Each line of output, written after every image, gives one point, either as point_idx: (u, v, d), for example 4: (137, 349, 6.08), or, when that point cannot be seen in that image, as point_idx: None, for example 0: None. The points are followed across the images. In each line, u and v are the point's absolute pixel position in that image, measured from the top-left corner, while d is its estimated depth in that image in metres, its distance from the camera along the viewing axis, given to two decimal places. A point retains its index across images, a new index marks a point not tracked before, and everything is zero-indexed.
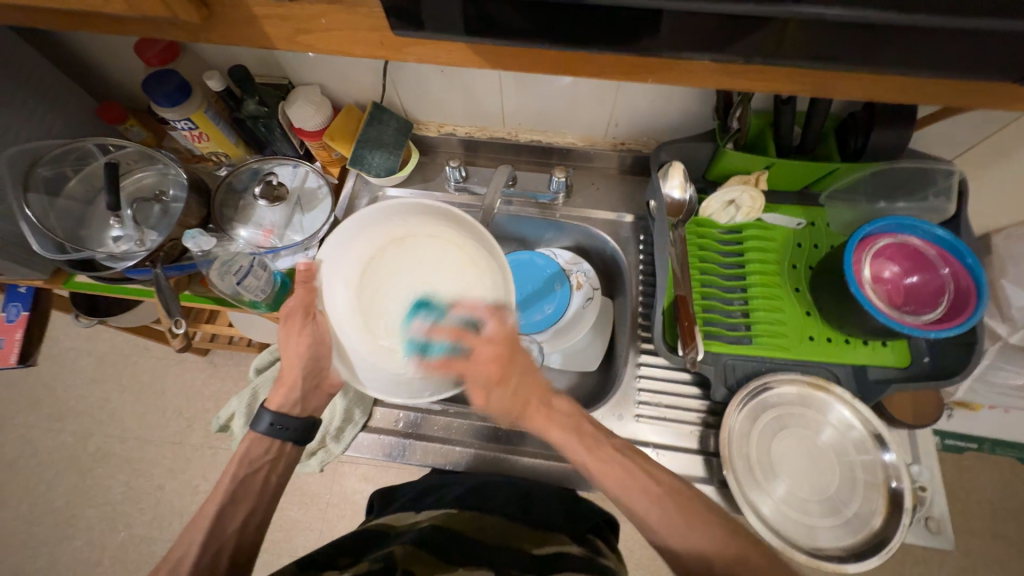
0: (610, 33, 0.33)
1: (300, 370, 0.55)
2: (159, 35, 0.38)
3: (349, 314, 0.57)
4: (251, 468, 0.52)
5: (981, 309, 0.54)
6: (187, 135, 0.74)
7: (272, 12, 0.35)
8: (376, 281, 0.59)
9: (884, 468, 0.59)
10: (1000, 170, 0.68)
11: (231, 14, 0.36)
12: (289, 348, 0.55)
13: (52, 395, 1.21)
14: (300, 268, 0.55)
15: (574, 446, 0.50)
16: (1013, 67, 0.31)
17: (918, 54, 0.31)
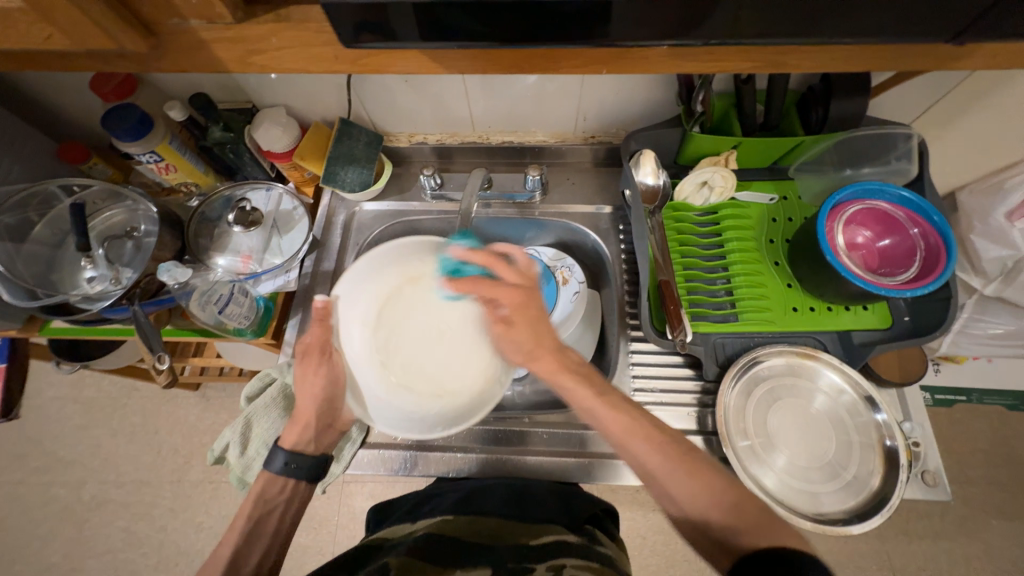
0: (562, 28, 0.33)
1: (315, 411, 0.54)
2: (109, 68, 0.38)
3: (367, 353, 0.52)
4: (265, 509, 0.51)
5: (952, 265, 0.55)
6: (153, 168, 0.72)
7: (221, 35, 0.35)
8: (396, 317, 0.54)
9: (878, 428, 0.60)
10: (956, 129, 0.71)
11: (182, 41, 0.36)
12: (303, 389, 0.53)
13: (40, 448, 1.17)
14: (316, 307, 0.50)
15: (580, 391, 0.49)
16: (949, 26, 0.32)
17: (856, 23, 0.32)
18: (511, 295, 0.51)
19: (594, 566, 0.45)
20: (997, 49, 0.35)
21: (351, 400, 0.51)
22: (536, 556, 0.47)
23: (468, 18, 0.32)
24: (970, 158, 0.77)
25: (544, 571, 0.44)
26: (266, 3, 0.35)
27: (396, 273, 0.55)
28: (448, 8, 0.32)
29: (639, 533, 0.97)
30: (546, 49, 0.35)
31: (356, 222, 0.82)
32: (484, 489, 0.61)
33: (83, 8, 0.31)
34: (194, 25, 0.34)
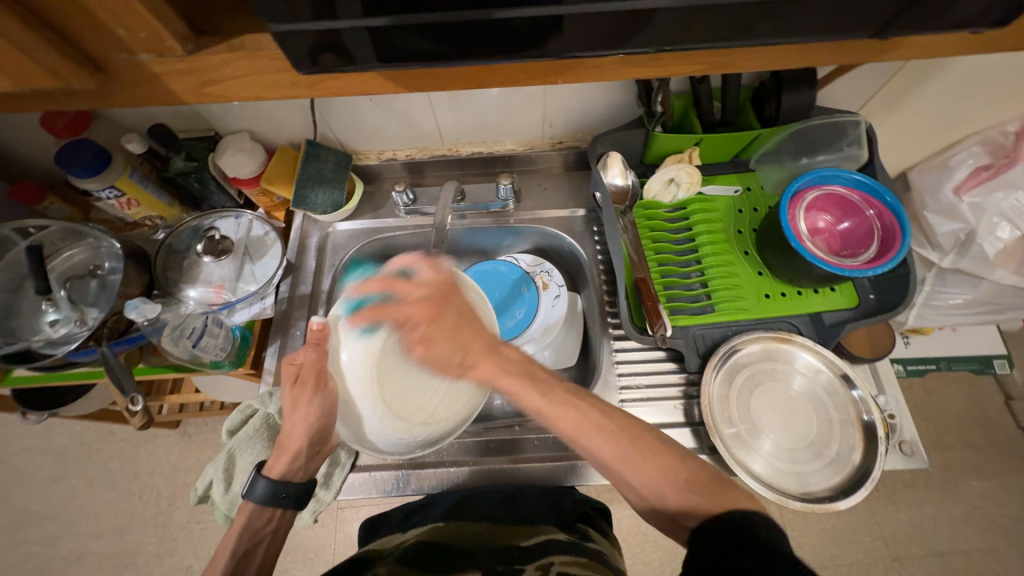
0: (513, 42, 0.34)
1: (305, 440, 0.53)
2: (56, 106, 0.36)
3: (359, 380, 0.54)
4: (251, 542, 0.50)
5: (908, 243, 0.58)
6: (114, 204, 0.70)
7: (173, 68, 0.34)
8: (385, 352, 0.55)
9: (854, 404, 0.63)
10: (901, 113, 0.75)
11: (131, 76, 0.35)
12: (293, 418, 0.52)
13: (10, 505, 1.11)
14: (314, 329, 0.52)
15: (524, 395, 0.47)
16: (871, 22, 0.34)
17: (794, 24, 0.34)
18: (417, 309, 0.54)
19: (583, 561, 0.46)
20: (922, 40, 0.37)
21: (341, 425, 0.53)
22: (525, 558, 0.47)
23: (422, 39, 0.33)
24: (916, 139, 0.82)
25: (533, 572, 0.44)
26: (217, 33, 0.35)
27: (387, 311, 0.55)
28: (402, 28, 0.32)
29: (639, 529, 0.97)
30: (503, 63, 0.36)
31: (330, 243, 0.81)
32: (478, 499, 0.60)
33: (25, 49, 0.30)
34: (144, 59, 0.34)
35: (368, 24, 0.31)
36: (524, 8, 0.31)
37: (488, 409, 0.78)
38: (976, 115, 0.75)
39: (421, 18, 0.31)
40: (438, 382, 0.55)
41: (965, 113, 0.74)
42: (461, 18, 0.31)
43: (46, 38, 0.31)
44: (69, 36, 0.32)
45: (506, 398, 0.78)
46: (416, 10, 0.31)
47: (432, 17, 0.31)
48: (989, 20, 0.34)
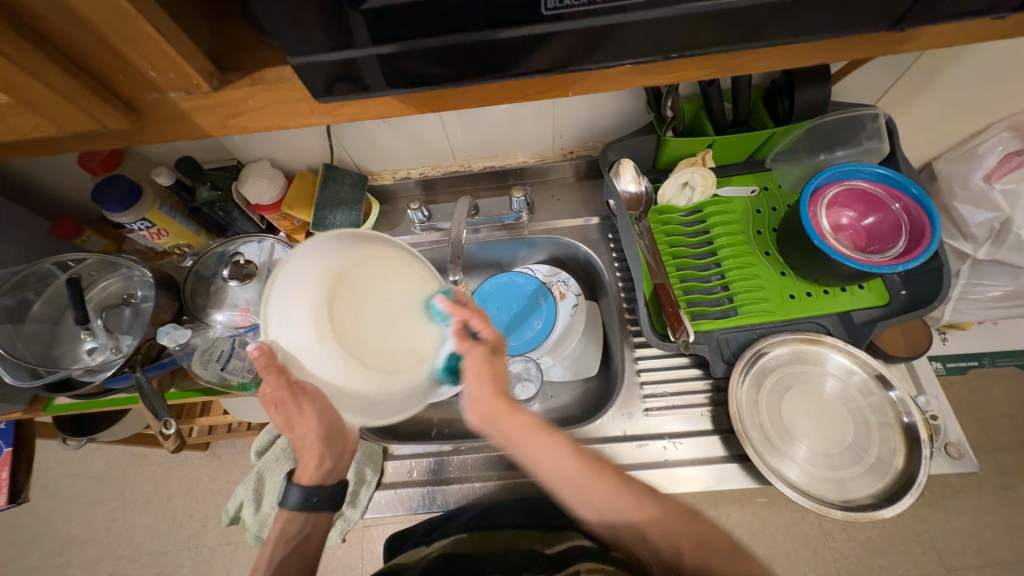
0: (521, 58, 0.34)
1: (317, 445, 0.52)
2: (93, 146, 0.38)
3: (337, 364, 0.41)
4: (287, 546, 0.51)
5: (939, 235, 0.56)
6: (145, 235, 0.74)
7: (200, 104, 0.36)
8: (339, 322, 0.42)
9: (892, 405, 0.60)
10: (922, 103, 0.73)
11: (160, 114, 0.37)
12: (297, 433, 0.51)
13: (54, 529, 1.15)
14: (253, 356, 0.43)
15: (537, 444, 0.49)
16: (885, 15, 0.33)
17: (813, 22, 0.33)
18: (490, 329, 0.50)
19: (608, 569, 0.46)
20: (942, 28, 0.36)
21: (354, 414, 0.44)
22: (548, 566, 0.48)
23: (433, 63, 0.34)
24: (940, 129, 0.79)
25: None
26: (239, 68, 0.37)
27: (311, 278, 0.42)
28: (413, 54, 0.33)
29: None
30: (511, 81, 0.37)
31: None
32: (498, 508, 0.60)
33: (66, 95, 0.32)
34: (173, 97, 0.36)
35: (378, 52, 0.32)
36: (532, 26, 0.32)
37: None
38: (1004, 100, 0.72)
39: (430, 42, 0.32)
40: (411, 315, 0.46)
41: (991, 98, 0.72)
42: (471, 39, 0.32)
43: (85, 85, 0.33)
44: (105, 80, 0.34)
45: (529, 410, 0.77)
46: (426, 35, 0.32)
47: (442, 41, 0.32)
48: (1013, 4, 0.33)
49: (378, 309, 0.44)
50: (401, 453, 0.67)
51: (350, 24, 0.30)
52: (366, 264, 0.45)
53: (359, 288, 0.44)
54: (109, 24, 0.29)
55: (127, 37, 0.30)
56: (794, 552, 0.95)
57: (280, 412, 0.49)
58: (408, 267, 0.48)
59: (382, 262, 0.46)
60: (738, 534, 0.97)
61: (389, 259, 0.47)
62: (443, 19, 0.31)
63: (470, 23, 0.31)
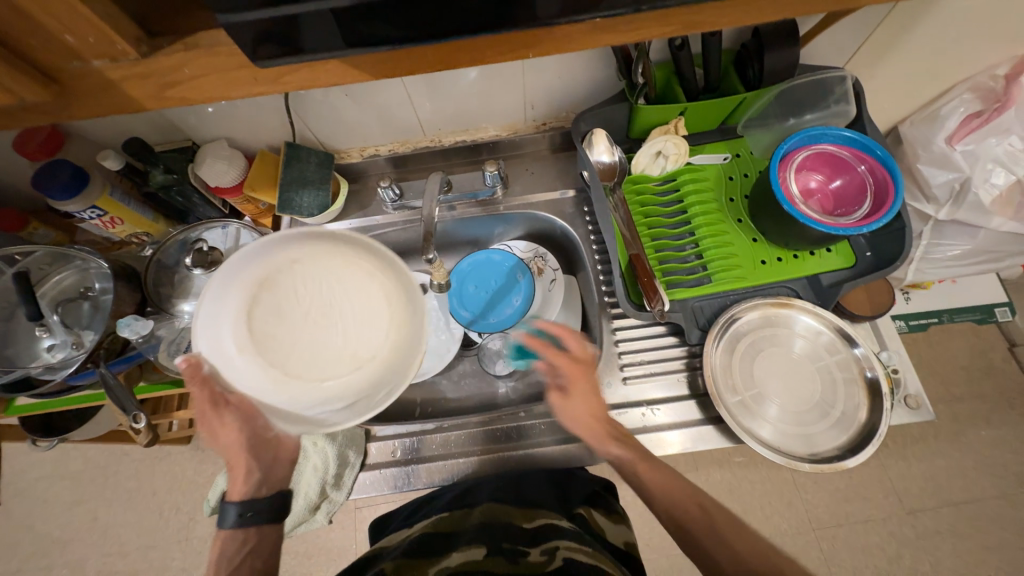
0: (476, 17, 0.33)
1: (246, 455, 0.49)
2: (15, 125, 0.35)
3: (261, 373, 0.42)
4: (230, 568, 0.46)
5: (900, 196, 0.57)
6: (97, 224, 0.70)
7: (129, 73, 0.33)
8: (269, 327, 0.43)
9: (857, 361, 0.62)
10: (888, 65, 0.73)
11: (87, 86, 0.34)
12: (222, 444, 0.49)
13: (34, 532, 1.13)
14: (182, 367, 0.44)
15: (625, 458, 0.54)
16: None
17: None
18: (570, 368, 0.57)
19: (588, 549, 0.48)
20: None
21: (284, 422, 0.43)
22: (529, 539, 0.50)
23: (395, 18, 0.32)
24: (905, 90, 0.80)
25: (538, 555, 0.47)
26: (171, 33, 0.34)
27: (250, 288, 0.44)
28: (367, 10, 0.31)
29: None
30: (479, 40, 0.35)
31: None
32: (480, 486, 0.61)
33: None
34: (98, 67, 0.32)
35: (332, 6, 0.30)
36: None
37: (494, 398, 0.78)
38: (966, 60, 0.74)
39: None
40: (344, 316, 0.44)
41: (955, 57, 0.73)
42: None
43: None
44: (17, 48, 0.30)
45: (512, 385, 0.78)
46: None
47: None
48: None
49: (308, 313, 0.44)
50: (384, 434, 0.67)
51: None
52: (294, 267, 0.45)
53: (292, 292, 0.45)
54: None
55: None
56: (768, 505, 1.00)
57: (202, 425, 0.48)
58: (340, 263, 0.45)
59: (311, 263, 0.45)
60: (716, 491, 1.01)
61: (321, 257, 0.45)
62: None
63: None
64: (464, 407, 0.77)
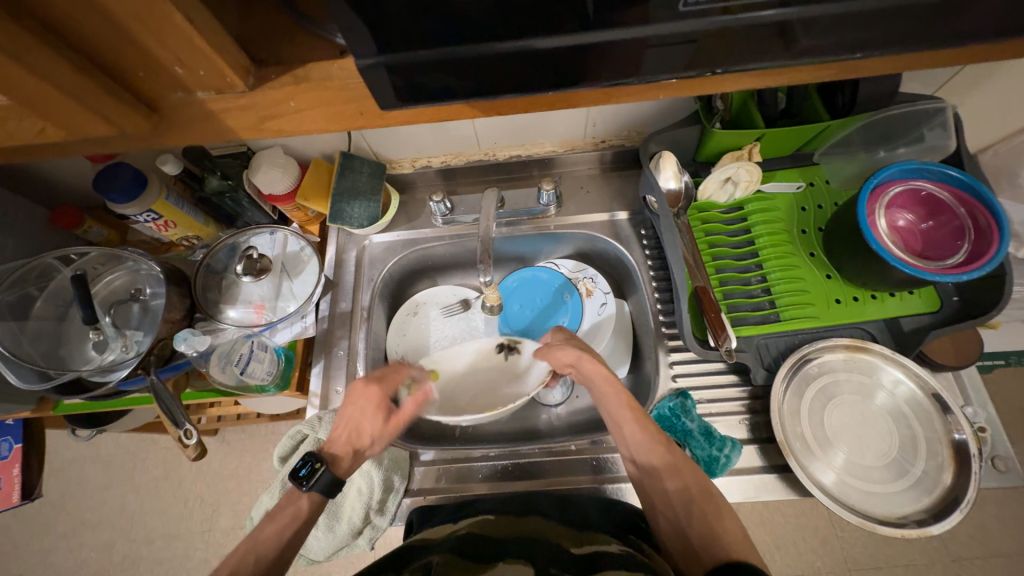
0: (607, 70, 0.30)
1: (354, 426, 0.58)
2: (105, 151, 0.33)
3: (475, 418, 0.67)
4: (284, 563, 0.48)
5: (1005, 246, 0.51)
6: (151, 226, 0.69)
7: (233, 105, 0.31)
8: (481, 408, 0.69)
9: (944, 420, 0.58)
10: (986, 96, 0.68)
11: (185, 115, 0.32)
12: (349, 408, 0.58)
13: (65, 513, 1.15)
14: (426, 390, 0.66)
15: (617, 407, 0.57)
16: None
17: (1004, 15, 0.27)
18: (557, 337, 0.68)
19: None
20: None
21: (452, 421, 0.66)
22: (578, 566, 0.45)
23: (523, 70, 0.29)
24: (997, 122, 0.74)
25: None
26: (278, 63, 0.31)
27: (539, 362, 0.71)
28: (493, 60, 0.28)
29: None
30: (604, 88, 0.32)
31: (367, 256, 0.79)
32: (528, 498, 0.58)
33: (80, 100, 0.27)
34: (201, 97, 0.31)
35: (461, 53, 0.28)
36: (627, 29, 0.27)
37: (536, 425, 0.75)
38: None
39: (518, 45, 0.28)
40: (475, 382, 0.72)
41: None
42: (553, 45, 0.28)
43: (100, 83, 0.28)
44: (124, 80, 0.29)
45: (554, 412, 0.75)
46: (524, 36, 0.27)
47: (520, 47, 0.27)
48: None
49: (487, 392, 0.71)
50: (429, 458, 0.66)
51: (439, 15, 0.25)
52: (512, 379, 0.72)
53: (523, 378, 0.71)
54: (130, 11, 0.24)
55: (150, 27, 0.25)
56: (801, 541, 0.93)
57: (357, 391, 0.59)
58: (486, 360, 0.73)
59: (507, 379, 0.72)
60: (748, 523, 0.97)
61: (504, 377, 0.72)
62: (531, 19, 0.26)
63: (577, 20, 0.27)
64: (504, 429, 0.75)
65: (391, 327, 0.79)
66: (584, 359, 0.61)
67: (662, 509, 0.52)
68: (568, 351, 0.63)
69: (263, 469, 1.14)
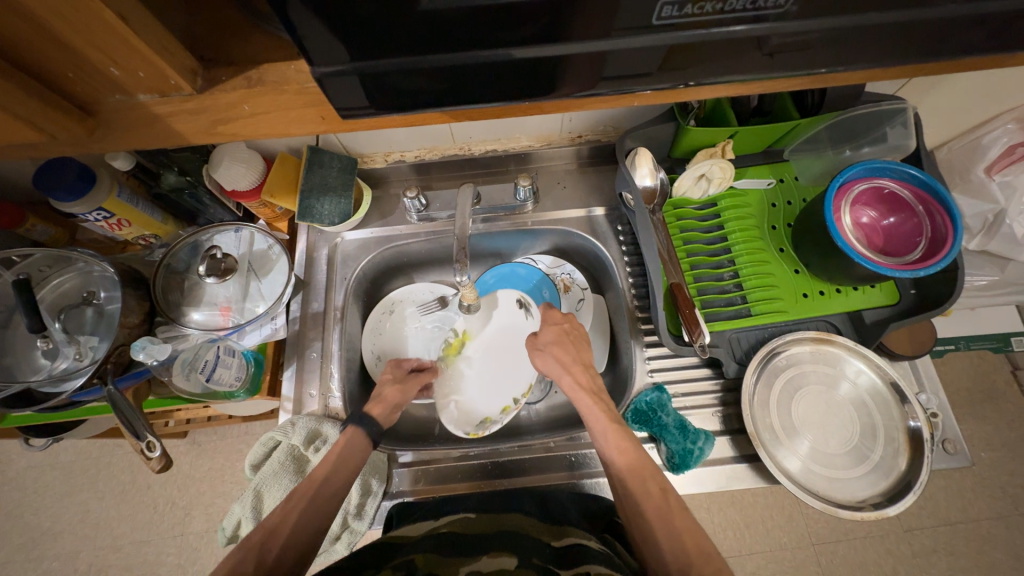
0: (579, 79, 0.29)
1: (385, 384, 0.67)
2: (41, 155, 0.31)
3: (480, 407, 0.68)
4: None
5: (959, 242, 0.54)
6: (103, 225, 0.64)
7: (180, 109, 0.29)
8: (490, 400, 0.69)
9: (901, 408, 0.61)
10: (942, 97, 0.70)
11: (130, 117, 0.30)
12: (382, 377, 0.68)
13: (23, 523, 1.09)
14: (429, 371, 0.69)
15: (604, 440, 0.57)
16: (997, 41, 0.29)
17: (964, 36, 0.28)
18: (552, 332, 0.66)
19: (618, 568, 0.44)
20: None
21: (463, 414, 0.67)
22: (560, 561, 0.46)
23: (494, 80, 0.28)
24: (951, 121, 0.78)
25: None
26: (229, 64, 0.29)
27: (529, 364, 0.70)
28: (464, 71, 0.27)
29: None
30: (577, 97, 0.31)
31: (340, 254, 0.77)
32: (509, 496, 0.59)
33: (2, 105, 0.25)
34: (143, 100, 0.29)
35: (428, 63, 0.26)
36: (600, 41, 0.27)
37: (514, 422, 0.75)
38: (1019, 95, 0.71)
39: (490, 55, 0.27)
40: (486, 360, 0.70)
41: (1016, 89, 0.69)
42: (524, 56, 0.27)
43: (24, 87, 0.25)
44: (55, 83, 0.27)
45: (533, 409, 0.76)
46: (495, 47, 0.26)
47: (491, 57, 0.27)
48: None
49: (496, 375, 0.69)
50: (407, 460, 0.66)
51: (404, 24, 0.24)
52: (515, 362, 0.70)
53: (524, 367, 0.70)
54: (57, 10, 0.22)
55: (82, 28, 0.23)
56: (769, 519, 0.97)
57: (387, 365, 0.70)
58: (493, 338, 0.71)
59: (510, 362, 0.70)
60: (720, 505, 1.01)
61: (508, 360, 0.70)
62: (503, 31, 0.25)
63: (549, 31, 0.26)
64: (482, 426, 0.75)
65: (366, 326, 0.77)
66: (564, 381, 0.61)
67: (644, 546, 0.49)
68: (554, 369, 0.63)
69: (236, 469, 1.10)
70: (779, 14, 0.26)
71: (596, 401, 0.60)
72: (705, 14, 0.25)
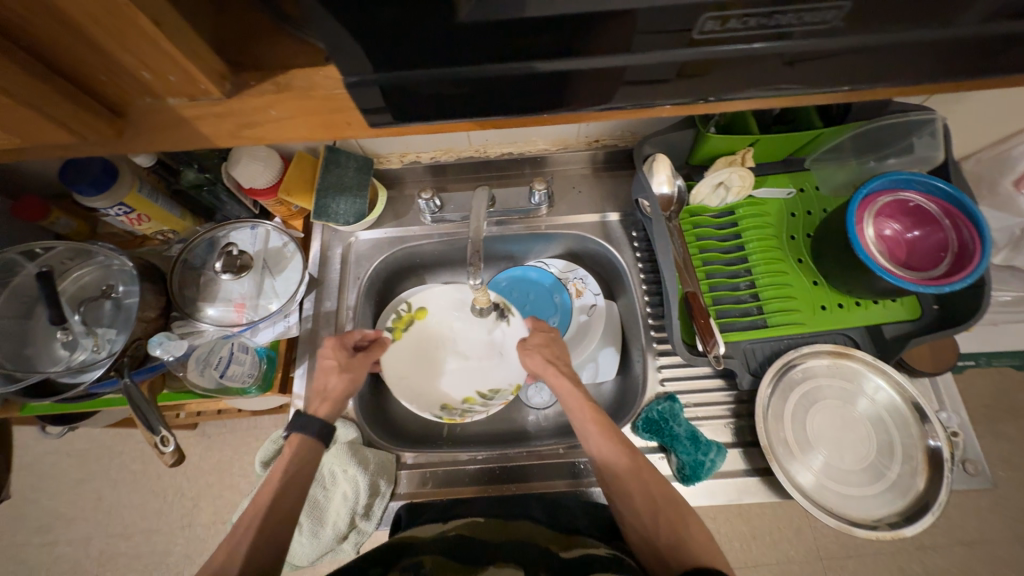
0: (606, 92, 0.29)
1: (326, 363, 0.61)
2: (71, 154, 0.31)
3: (441, 391, 0.70)
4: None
5: (987, 259, 0.52)
6: (123, 220, 0.65)
7: (206, 112, 0.29)
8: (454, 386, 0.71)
9: (921, 427, 0.59)
10: (972, 108, 0.69)
11: (158, 118, 0.30)
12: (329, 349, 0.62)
13: (38, 507, 1.11)
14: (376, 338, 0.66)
15: (581, 421, 0.56)
16: None
17: (1001, 54, 0.27)
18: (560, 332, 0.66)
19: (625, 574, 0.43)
20: None
21: (419, 394, 0.69)
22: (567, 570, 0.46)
23: (520, 91, 0.28)
24: (980, 133, 0.76)
25: None
26: (259, 69, 0.30)
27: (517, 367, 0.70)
28: (491, 81, 0.27)
29: None
30: (601, 108, 0.31)
31: (353, 253, 0.77)
32: (516, 502, 0.59)
33: (35, 106, 0.25)
34: (172, 103, 0.29)
35: (455, 73, 0.26)
36: (629, 55, 0.26)
37: (523, 426, 0.75)
38: None
39: (518, 66, 0.26)
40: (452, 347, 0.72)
41: None
42: (551, 68, 0.27)
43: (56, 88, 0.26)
44: (87, 84, 0.27)
45: (542, 414, 0.75)
46: (523, 59, 0.26)
47: (518, 69, 0.26)
48: None
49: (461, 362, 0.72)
50: (413, 462, 0.66)
51: (433, 36, 0.24)
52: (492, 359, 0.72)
53: (502, 367, 0.71)
54: (95, 15, 0.22)
55: (118, 32, 0.23)
56: (777, 532, 0.96)
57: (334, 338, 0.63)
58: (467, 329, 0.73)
59: (485, 356, 0.72)
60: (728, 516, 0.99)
61: (482, 354, 0.72)
62: (531, 42, 0.25)
63: (578, 45, 0.25)
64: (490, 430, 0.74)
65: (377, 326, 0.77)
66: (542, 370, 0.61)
67: (621, 507, 0.52)
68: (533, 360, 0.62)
69: (245, 463, 1.12)
70: (814, 31, 0.26)
71: (572, 383, 0.59)
72: (737, 31, 0.25)
